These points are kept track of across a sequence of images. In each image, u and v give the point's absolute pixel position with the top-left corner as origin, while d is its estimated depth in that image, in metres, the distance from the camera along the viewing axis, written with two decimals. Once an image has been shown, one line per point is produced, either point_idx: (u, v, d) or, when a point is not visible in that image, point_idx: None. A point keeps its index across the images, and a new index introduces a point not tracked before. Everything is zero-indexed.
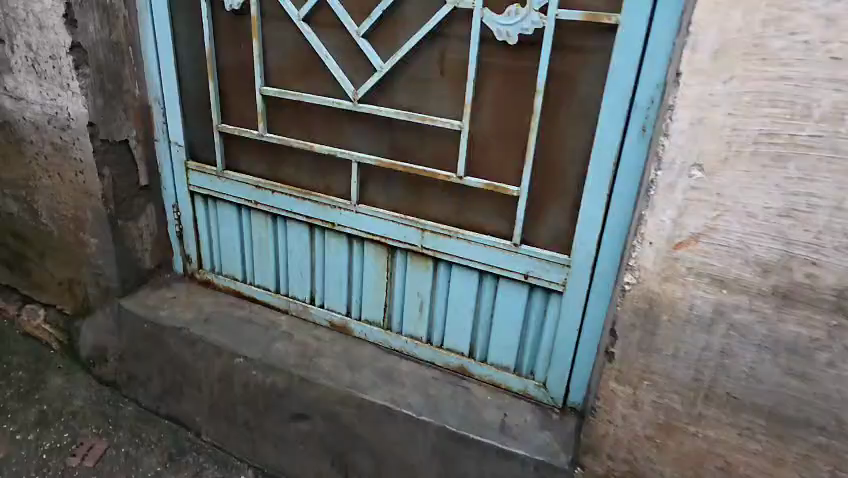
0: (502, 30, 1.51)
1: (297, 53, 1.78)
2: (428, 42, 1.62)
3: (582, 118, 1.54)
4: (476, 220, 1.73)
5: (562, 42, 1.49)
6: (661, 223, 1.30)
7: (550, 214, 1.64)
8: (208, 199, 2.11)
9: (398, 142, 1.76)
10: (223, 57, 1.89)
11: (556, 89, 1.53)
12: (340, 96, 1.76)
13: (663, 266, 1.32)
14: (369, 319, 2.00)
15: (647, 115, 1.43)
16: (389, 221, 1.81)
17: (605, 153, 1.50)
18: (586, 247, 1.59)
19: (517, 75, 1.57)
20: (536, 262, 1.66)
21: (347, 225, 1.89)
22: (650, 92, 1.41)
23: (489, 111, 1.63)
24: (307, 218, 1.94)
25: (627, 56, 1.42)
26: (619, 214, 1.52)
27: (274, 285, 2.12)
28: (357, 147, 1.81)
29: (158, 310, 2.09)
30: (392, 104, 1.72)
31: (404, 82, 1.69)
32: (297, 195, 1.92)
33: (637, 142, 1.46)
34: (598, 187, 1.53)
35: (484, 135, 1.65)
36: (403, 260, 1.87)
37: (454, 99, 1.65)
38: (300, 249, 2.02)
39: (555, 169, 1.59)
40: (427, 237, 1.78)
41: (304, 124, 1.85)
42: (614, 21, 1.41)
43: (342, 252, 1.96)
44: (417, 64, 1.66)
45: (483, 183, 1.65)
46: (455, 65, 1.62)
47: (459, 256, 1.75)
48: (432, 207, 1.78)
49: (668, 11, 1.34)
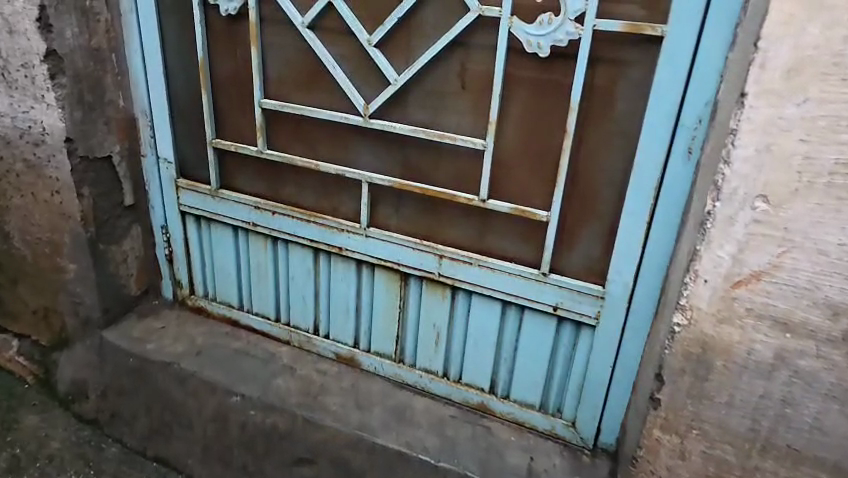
0: (531, 40, 1.35)
1: (300, 63, 1.62)
2: (447, 52, 1.46)
3: (620, 137, 1.39)
4: (500, 246, 1.58)
5: (598, 55, 1.34)
6: (718, 259, 1.16)
7: (581, 241, 1.50)
8: (201, 220, 1.96)
9: (412, 161, 1.60)
10: (218, 67, 1.73)
11: (591, 105, 1.38)
12: (348, 110, 1.60)
13: (718, 307, 1.19)
14: (379, 351, 1.86)
15: (694, 136, 1.30)
16: (403, 246, 1.66)
17: (645, 177, 1.37)
18: (623, 278, 1.46)
19: (547, 90, 1.41)
20: (567, 293, 1.53)
21: (356, 250, 1.73)
22: (698, 111, 1.28)
23: (513, 128, 1.47)
24: (312, 241, 1.78)
25: (673, 72, 1.27)
26: (661, 242, 1.39)
27: (274, 314, 1.98)
28: (367, 166, 1.64)
29: (146, 343, 1.96)
30: (405, 119, 1.56)
31: (419, 96, 1.53)
32: (300, 217, 1.76)
33: (683, 166, 1.32)
34: (638, 214, 1.40)
35: (508, 155, 1.49)
36: (418, 288, 1.72)
37: (475, 116, 1.49)
38: (303, 275, 1.87)
39: (589, 192, 1.45)
40: (445, 265, 1.63)
41: (308, 139, 1.69)
42: (659, 33, 1.26)
43: (349, 280, 1.80)
44: (434, 76, 1.50)
45: (509, 207, 1.50)
46: (477, 77, 1.46)
47: (481, 286, 1.61)
48: (450, 232, 1.63)
49: (721, 22, 1.20)
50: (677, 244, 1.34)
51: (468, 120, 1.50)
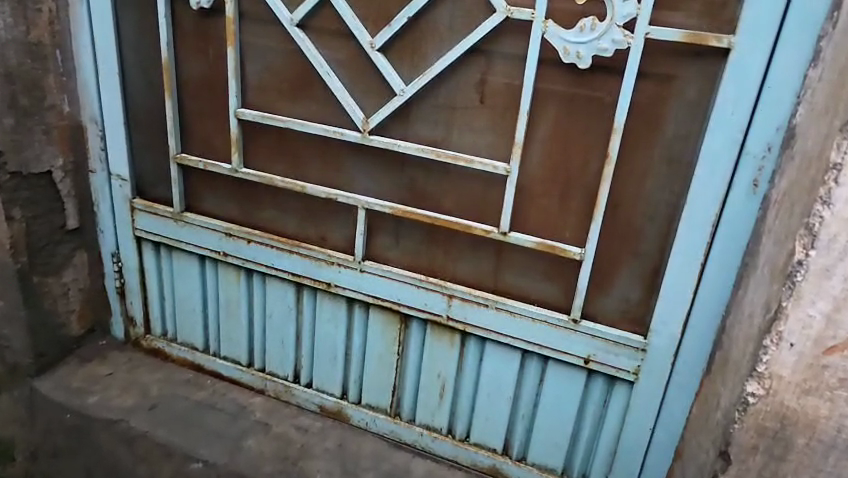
0: (568, 48, 1.10)
1: (286, 69, 1.36)
2: (464, 61, 1.22)
3: (665, 164, 1.15)
4: (522, 286, 1.34)
5: (648, 69, 1.09)
6: (805, 319, 0.94)
7: (617, 282, 1.27)
8: (160, 247, 1.66)
9: (417, 184, 1.35)
10: (185, 69, 1.45)
11: (635, 126, 1.14)
12: (343, 124, 1.35)
13: (804, 377, 0.97)
14: (372, 404, 1.60)
15: (762, 166, 1.07)
16: (405, 283, 1.41)
17: (699, 212, 1.14)
18: (670, 328, 1.24)
19: (582, 106, 1.16)
20: (601, 344, 1.30)
21: (348, 286, 1.47)
22: (767, 137, 1.04)
23: (541, 150, 1.23)
24: (294, 275, 1.51)
25: (740, 91, 1.04)
26: (715, 287, 1.17)
27: (245, 358, 1.69)
28: (363, 189, 1.39)
29: (87, 395, 1.68)
30: (410, 137, 1.31)
31: (428, 110, 1.28)
32: (281, 246, 1.49)
33: (746, 200, 1.09)
34: (692, 254, 1.17)
35: (535, 181, 1.26)
36: (421, 332, 1.47)
37: (494, 135, 1.25)
38: (283, 314, 1.59)
39: (629, 227, 1.22)
40: (455, 306, 1.38)
41: (293, 157, 1.43)
42: (726, 45, 1.02)
43: (338, 321, 1.53)
44: (447, 88, 1.25)
45: (533, 241, 1.27)
46: (499, 90, 1.22)
47: (498, 332, 1.37)
48: (461, 268, 1.38)
49: (803, 32, 0.97)
50: (739, 292, 1.12)
51: (487, 139, 1.26)
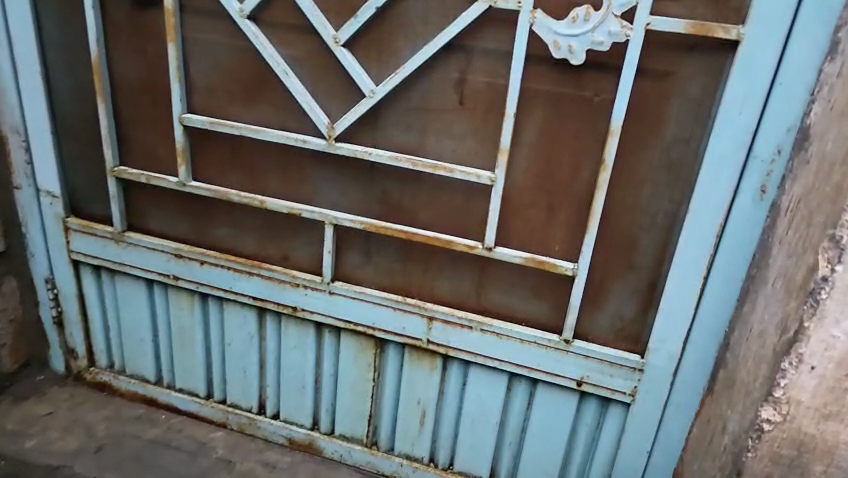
0: (559, 43, 1.00)
1: (237, 68, 1.20)
2: (440, 58, 1.09)
3: (664, 170, 1.05)
4: (508, 304, 1.23)
5: (647, 66, 1.00)
6: (828, 340, 0.82)
7: (611, 297, 1.16)
8: (101, 271, 1.48)
9: (390, 196, 1.21)
10: (120, 70, 1.28)
11: (632, 130, 1.04)
12: (304, 130, 1.20)
13: (825, 400, 0.85)
14: (346, 435, 1.46)
15: (771, 170, 0.97)
16: (380, 305, 1.27)
17: (701, 222, 1.03)
18: (670, 346, 1.13)
19: (574, 110, 1.07)
20: (595, 365, 1.19)
21: (316, 310, 1.32)
22: (777, 139, 0.95)
23: (529, 156, 1.12)
24: (256, 300, 1.36)
25: (748, 88, 0.95)
26: (718, 301, 1.07)
27: (204, 390, 1.53)
28: (330, 202, 1.25)
29: (23, 439, 1.49)
30: (382, 144, 1.18)
31: (401, 113, 1.15)
32: (240, 268, 1.34)
33: (752, 208, 1.00)
34: (693, 268, 1.07)
35: (522, 191, 1.14)
36: (398, 356, 1.33)
37: (475, 140, 1.13)
38: (244, 341, 1.44)
39: (625, 239, 1.11)
40: (436, 329, 1.26)
41: (249, 168, 1.27)
42: (735, 36, 0.93)
43: (306, 346, 1.39)
44: (421, 89, 1.12)
45: (520, 256, 1.15)
46: (479, 91, 1.10)
47: (483, 355, 1.25)
48: (441, 287, 1.25)
49: (818, 22, 0.88)
50: (745, 307, 1.02)
51: (469, 144, 1.14)
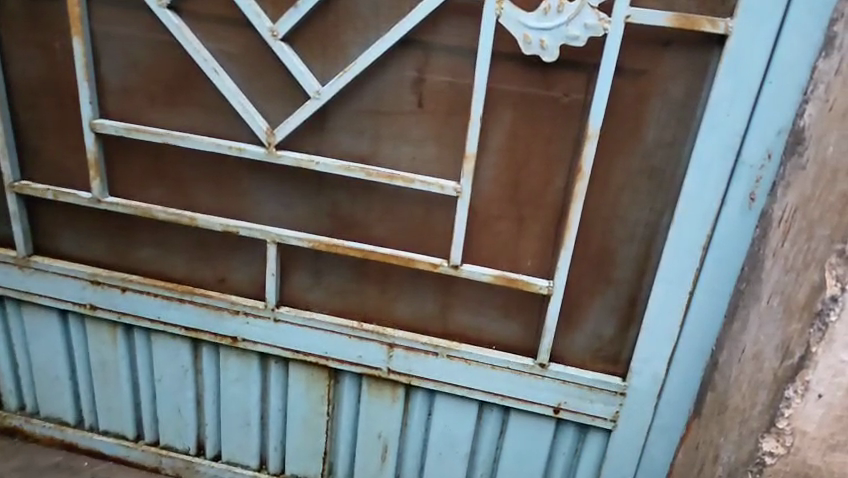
0: (530, 36, 0.89)
1: (159, 66, 1.04)
2: (395, 54, 0.96)
3: (645, 177, 0.96)
4: (477, 326, 1.11)
5: (624, 64, 0.90)
6: (837, 366, 0.77)
7: (589, 316, 1.07)
8: (5, 302, 1.28)
9: (343, 210, 1.07)
10: (17, 68, 1.09)
11: (609, 134, 0.94)
12: (240, 137, 1.05)
13: (832, 430, 0.80)
14: (299, 474, 1.31)
15: (760, 176, 0.89)
16: (333, 332, 1.13)
17: (685, 233, 0.95)
18: (652, 367, 1.04)
19: (546, 112, 0.96)
20: (573, 390, 1.08)
21: (260, 340, 1.17)
22: (767, 141, 0.87)
23: (497, 165, 1.01)
24: (189, 330, 1.19)
25: (736, 87, 0.86)
26: (704, 317, 0.99)
27: (133, 432, 1.35)
28: (273, 219, 1.10)
29: None
30: (332, 152, 1.04)
31: (352, 116, 1.02)
32: (169, 295, 1.17)
33: (740, 218, 0.92)
34: (677, 283, 0.98)
35: (489, 202, 1.03)
36: (355, 387, 1.20)
37: (437, 147, 1.01)
38: (178, 376, 1.27)
39: (603, 253, 1.02)
40: (397, 357, 1.12)
41: (179, 181, 1.11)
42: (723, 30, 0.84)
43: (249, 380, 1.23)
44: (373, 89, 0.99)
45: (490, 274, 1.03)
46: (440, 92, 0.98)
47: (450, 384, 1.12)
48: (401, 310, 1.13)
49: (813, 14, 0.80)
50: (734, 326, 0.93)
51: (429, 151, 1.01)
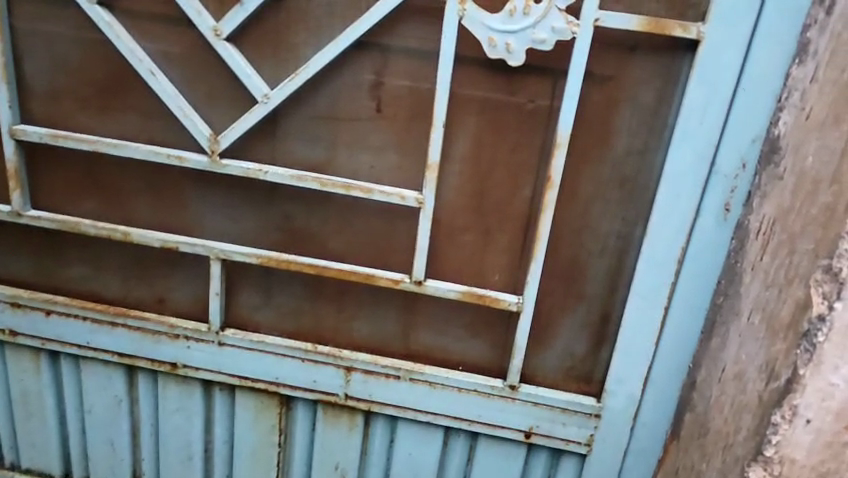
0: (495, 40, 0.83)
1: (88, 66, 0.93)
2: (351, 56, 0.90)
3: (617, 188, 0.91)
4: (441, 347, 1.04)
5: (594, 69, 0.86)
6: (826, 389, 0.73)
7: (559, 334, 1.01)
8: None
9: (297, 223, 1.00)
10: None
11: (579, 142, 0.89)
12: (181, 144, 0.96)
13: (821, 458, 0.76)
14: None
15: (735, 186, 0.86)
16: (285, 356, 1.04)
17: (659, 246, 0.91)
18: (627, 387, 1.00)
19: (511, 120, 0.91)
20: (544, 412, 1.02)
21: (202, 366, 1.07)
22: (741, 151, 0.84)
23: (461, 175, 0.94)
24: (122, 356, 1.08)
25: (710, 93, 0.82)
26: (680, 331, 0.95)
27: (60, 469, 1.22)
28: (221, 234, 1.01)
29: None
30: (284, 161, 0.96)
31: (305, 122, 0.94)
32: (100, 318, 1.06)
33: (714, 231, 0.89)
34: (652, 298, 0.94)
35: (454, 214, 0.97)
36: (310, 415, 1.10)
37: (398, 156, 0.94)
38: (111, 407, 1.15)
39: (573, 268, 0.97)
40: (355, 381, 1.04)
41: (112, 193, 1.01)
42: (695, 35, 0.80)
43: (192, 409, 1.13)
44: (328, 93, 0.92)
45: (457, 291, 0.96)
46: (400, 97, 0.91)
47: (412, 409, 1.05)
48: (360, 330, 1.05)
49: (785, 19, 0.77)
50: (713, 343, 0.91)
51: (389, 160, 0.95)
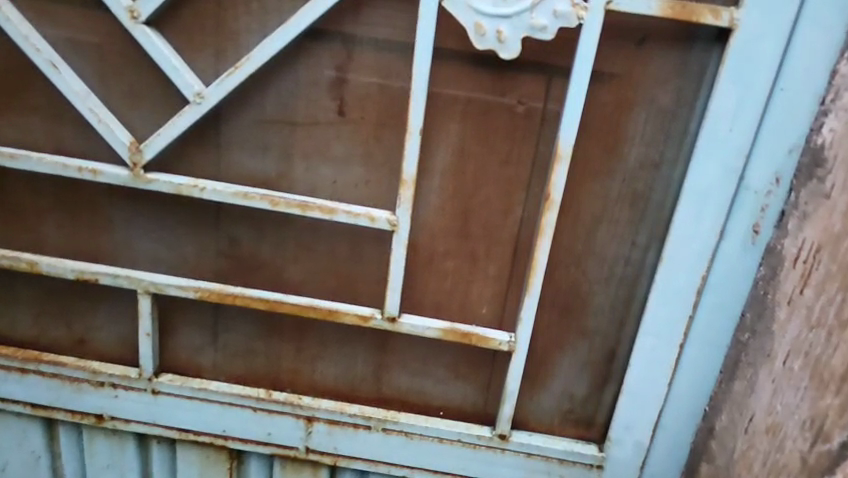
0: (483, 26, 0.67)
1: None
2: (306, 48, 0.74)
3: (625, 206, 0.77)
4: (419, 390, 0.89)
5: (600, 65, 0.72)
6: None
7: (557, 372, 0.87)
8: None
9: (245, 248, 0.83)
10: None
11: (582, 153, 0.75)
12: (99, 155, 0.78)
13: None
14: None
15: (766, 204, 0.72)
16: (234, 406, 0.87)
17: (676, 275, 0.77)
18: (636, 434, 0.86)
19: (501, 126, 0.76)
20: (539, 464, 0.88)
21: (133, 418, 0.89)
22: (774, 162, 0.70)
23: (442, 191, 0.79)
24: (35, 408, 0.90)
25: (742, 95, 0.68)
26: (697, 374, 0.82)
27: None
28: (152, 261, 0.84)
29: None
30: (227, 174, 0.80)
31: (253, 127, 0.78)
32: (6, 364, 0.87)
33: (739, 257, 0.75)
34: (666, 335, 0.80)
35: (434, 237, 0.82)
36: (265, 469, 0.94)
37: (365, 168, 0.78)
38: (27, 465, 0.96)
39: (573, 298, 0.83)
40: (318, 433, 0.88)
41: (18, 213, 0.83)
42: (727, 23, 0.66)
43: (124, 465, 0.95)
44: (279, 92, 0.76)
45: (437, 329, 0.81)
46: (368, 97, 0.75)
47: (385, 464, 0.89)
48: (324, 372, 0.89)
49: (834, 5, 0.64)
50: (736, 386, 0.77)
51: (355, 173, 0.79)
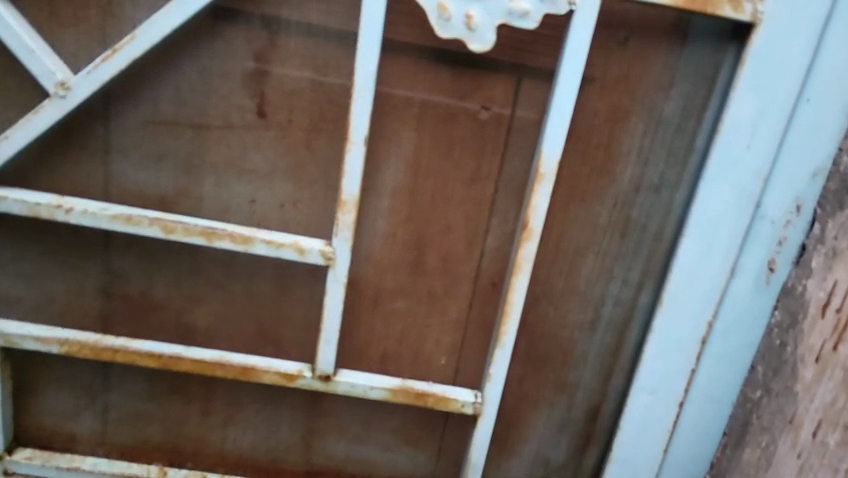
0: (448, 8, 0.52)
1: None
2: (216, 30, 0.56)
3: (616, 236, 0.64)
4: (361, 459, 0.72)
5: (589, 64, 0.58)
6: None
7: (529, 434, 0.72)
8: None
9: (136, 286, 0.64)
10: None
11: (565, 171, 0.61)
12: None
13: None
14: None
15: (784, 237, 0.60)
16: None
17: (677, 322, 0.63)
18: None
19: (468, 136, 0.60)
20: None
21: None
22: (795, 187, 0.58)
23: (392, 217, 0.63)
24: None
25: (763, 104, 0.56)
26: (696, 437, 0.68)
27: None
28: (9, 304, 0.64)
29: None
30: (110, 191, 0.61)
31: (145, 131, 0.59)
32: None
33: (750, 299, 0.62)
34: (664, 393, 0.66)
35: (381, 273, 0.65)
36: None
37: (294, 187, 0.61)
38: None
39: (551, 347, 0.68)
40: None
41: None
42: (749, 16, 0.53)
43: None
44: (180, 87, 0.58)
45: (384, 389, 0.64)
46: (297, 96, 0.58)
47: None
48: (239, 440, 0.70)
49: None
50: (746, 456, 0.62)
51: (280, 192, 0.61)
